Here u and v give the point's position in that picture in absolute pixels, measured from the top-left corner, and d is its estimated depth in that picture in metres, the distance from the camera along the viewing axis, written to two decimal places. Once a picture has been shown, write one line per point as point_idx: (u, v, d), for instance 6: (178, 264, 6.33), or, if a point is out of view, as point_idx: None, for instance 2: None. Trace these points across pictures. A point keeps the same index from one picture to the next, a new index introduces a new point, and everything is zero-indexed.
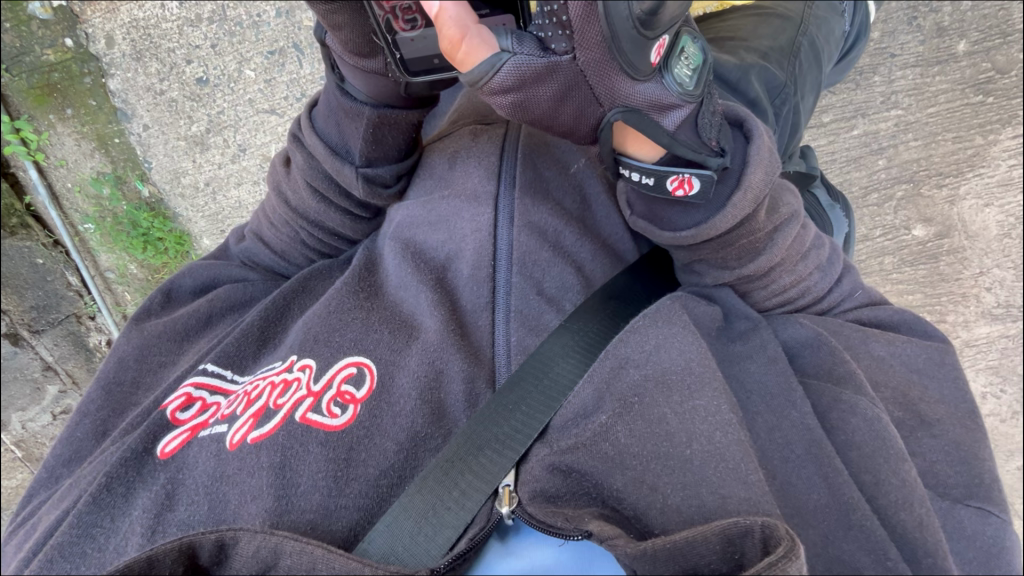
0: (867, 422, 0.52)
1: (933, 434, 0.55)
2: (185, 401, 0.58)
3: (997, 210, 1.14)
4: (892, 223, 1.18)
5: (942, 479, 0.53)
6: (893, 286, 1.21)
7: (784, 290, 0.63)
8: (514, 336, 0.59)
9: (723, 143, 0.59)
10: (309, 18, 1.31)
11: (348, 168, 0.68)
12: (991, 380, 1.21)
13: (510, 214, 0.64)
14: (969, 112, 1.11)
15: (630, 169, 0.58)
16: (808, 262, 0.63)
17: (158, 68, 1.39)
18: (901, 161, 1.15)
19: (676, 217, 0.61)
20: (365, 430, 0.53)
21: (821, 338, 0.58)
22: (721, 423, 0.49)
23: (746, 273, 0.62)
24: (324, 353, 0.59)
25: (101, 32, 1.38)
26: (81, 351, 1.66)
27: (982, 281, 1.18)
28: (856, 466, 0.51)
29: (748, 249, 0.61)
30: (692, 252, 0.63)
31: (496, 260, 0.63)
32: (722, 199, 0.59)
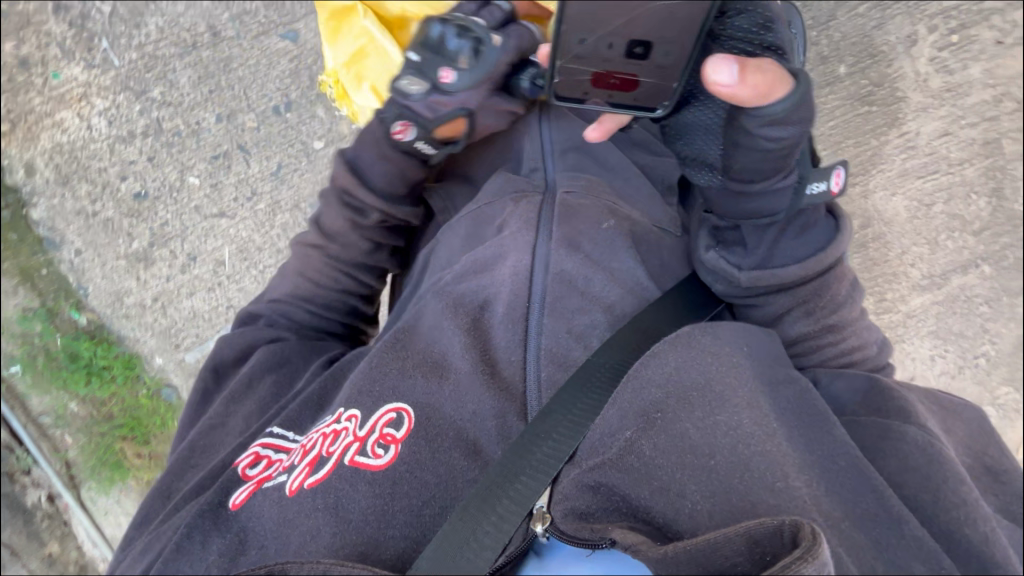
0: (920, 447, 0.56)
1: (1000, 480, 0.61)
2: (253, 458, 0.65)
3: (903, 196, 1.31)
4: None
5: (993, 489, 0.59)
6: None
7: (854, 350, 0.71)
8: (543, 371, 0.62)
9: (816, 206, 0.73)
10: (252, 118, 1.30)
11: (406, 208, 0.88)
12: (935, 343, 1.36)
13: (547, 258, 0.70)
14: (861, 121, 1.30)
15: (811, 187, 0.72)
16: (868, 331, 0.74)
17: (89, 190, 1.33)
18: None
19: (780, 257, 0.71)
20: (406, 467, 0.57)
21: (879, 390, 0.64)
22: (743, 436, 0.52)
23: (825, 325, 0.71)
24: (367, 402, 0.63)
25: (19, 161, 1.34)
26: (19, 513, 1.47)
27: (905, 259, 1.34)
28: (904, 484, 0.54)
29: (829, 299, 0.71)
30: (793, 296, 0.71)
31: (529, 302, 0.66)
32: (827, 238, 0.71)
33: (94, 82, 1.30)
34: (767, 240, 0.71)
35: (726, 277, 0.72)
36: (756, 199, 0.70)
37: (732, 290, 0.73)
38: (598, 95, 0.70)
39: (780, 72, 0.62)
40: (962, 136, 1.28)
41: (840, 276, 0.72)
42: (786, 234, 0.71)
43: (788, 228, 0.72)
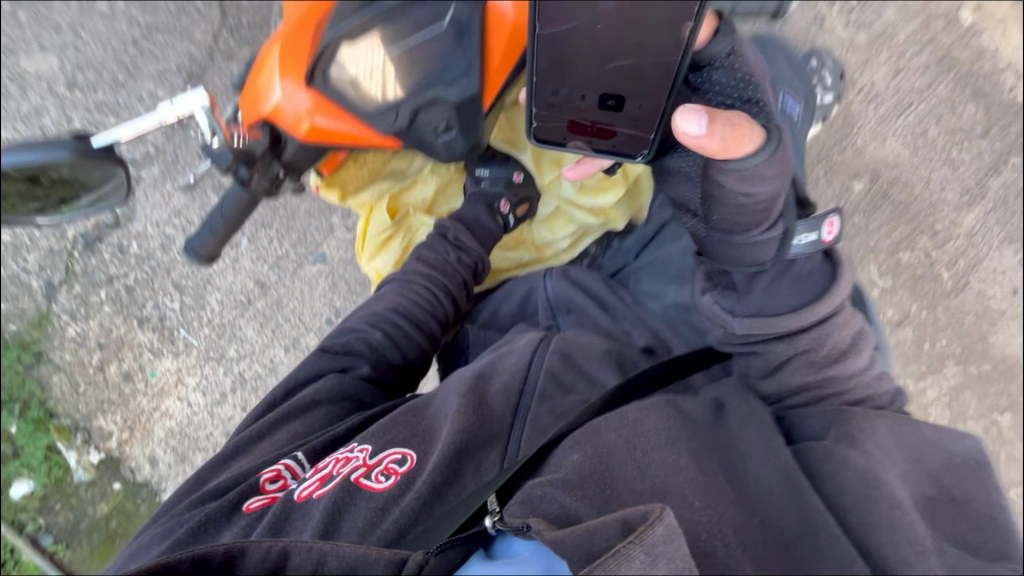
0: (860, 472, 0.62)
1: (960, 507, 0.61)
2: (274, 474, 0.75)
3: (894, 137, 1.41)
4: (834, 192, 1.43)
5: (980, 500, 0.61)
6: (878, 233, 1.43)
7: (856, 397, 0.74)
8: (524, 441, 0.76)
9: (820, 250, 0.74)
10: (313, 337, 1.46)
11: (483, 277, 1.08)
12: (1014, 247, 1.40)
13: (545, 356, 0.87)
14: None
15: (799, 240, 0.73)
16: (878, 374, 0.76)
17: (205, 456, 1.50)
18: None
19: (778, 304, 0.73)
20: (400, 491, 0.70)
21: (839, 413, 0.71)
22: (676, 469, 0.63)
23: (826, 372, 0.74)
24: (385, 437, 0.77)
25: (144, 458, 1.53)
26: None
27: (934, 188, 1.41)
28: (838, 486, 0.62)
29: (828, 349, 0.73)
30: (792, 345, 0.74)
31: (523, 390, 0.82)
32: (823, 282, 0.73)
33: (184, 366, 1.50)
34: (762, 285, 0.74)
35: (722, 322, 0.77)
36: (744, 251, 0.72)
37: (732, 336, 0.77)
38: (577, 140, 0.79)
39: (748, 128, 0.63)
40: (914, 65, 1.39)
41: (844, 324, 0.74)
42: (784, 282, 0.74)
43: (782, 276, 0.74)
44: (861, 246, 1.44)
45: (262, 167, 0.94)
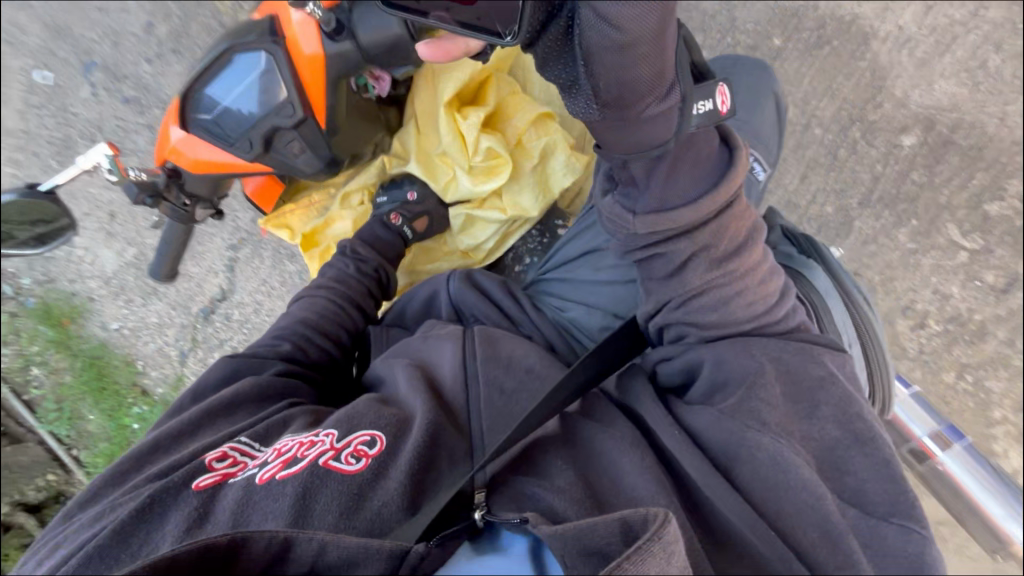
0: (790, 471, 0.63)
1: (849, 471, 0.65)
2: (221, 454, 0.71)
3: (942, 79, 1.24)
4: (882, 151, 1.27)
5: (872, 497, 0.63)
6: (951, 187, 1.23)
7: (750, 308, 0.76)
8: (484, 420, 0.74)
9: (715, 155, 0.77)
10: None
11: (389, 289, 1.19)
12: None
13: (476, 350, 0.82)
14: (835, 60, 1.30)
15: (698, 105, 0.72)
16: (769, 282, 0.78)
17: None
18: (829, 119, 1.30)
19: (680, 195, 0.75)
20: (372, 474, 0.66)
21: (735, 401, 0.69)
22: (644, 469, 0.67)
23: (723, 274, 0.76)
24: (343, 424, 0.73)
25: None
26: None
27: (1012, 123, 1.20)
28: (772, 496, 0.63)
29: (726, 245, 0.77)
30: (693, 241, 0.76)
31: (467, 378, 0.79)
32: (718, 176, 0.76)
33: None
34: (659, 177, 0.75)
35: (625, 224, 0.79)
36: (642, 129, 0.70)
37: (630, 239, 0.80)
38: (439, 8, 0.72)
39: None
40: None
41: (739, 214, 0.78)
42: (683, 167, 0.76)
43: (682, 160, 0.76)
44: (929, 205, 1.24)
45: (168, 197, 1.10)
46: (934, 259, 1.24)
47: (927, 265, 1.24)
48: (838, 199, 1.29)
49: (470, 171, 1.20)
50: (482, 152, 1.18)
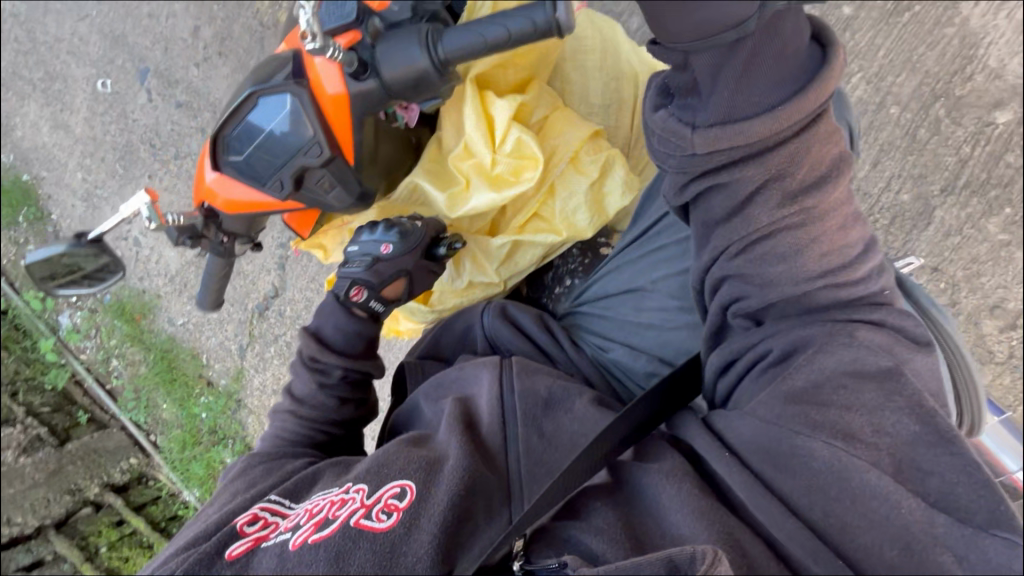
0: (851, 482, 0.52)
1: (932, 470, 0.52)
2: (252, 517, 0.68)
3: None
4: (972, 130, 1.12)
5: (962, 503, 0.50)
6: None
7: (823, 260, 0.61)
8: (522, 448, 0.73)
9: (798, 51, 0.59)
10: None
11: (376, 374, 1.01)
12: None
13: (512, 382, 0.81)
14: (917, 28, 1.15)
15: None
16: (852, 228, 0.63)
17: None
18: (908, 96, 1.16)
19: (749, 103, 0.59)
20: (405, 529, 0.62)
21: (793, 401, 0.58)
22: (682, 494, 0.58)
23: (793, 216, 0.61)
24: (372, 478, 0.69)
25: None
26: None
27: None
28: (834, 507, 0.52)
29: (807, 173, 0.60)
30: (763, 164, 0.61)
31: (505, 418, 0.77)
32: (811, 78, 0.59)
33: None
34: (731, 83, 0.60)
35: (680, 143, 0.64)
36: (698, 10, 0.55)
37: (688, 161, 0.65)
38: None
39: None
40: None
41: (827, 136, 0.61)
42: (761, 66, 0.59)
43: (765, 55, 0.58)
44: None
45: (207, 236, 1.03)
46: None
47: (1023, 260, 1.10)
48: (917, 186, 1.16)
49: (495, 173, 0.99)
50: (509, 145, 0.98)
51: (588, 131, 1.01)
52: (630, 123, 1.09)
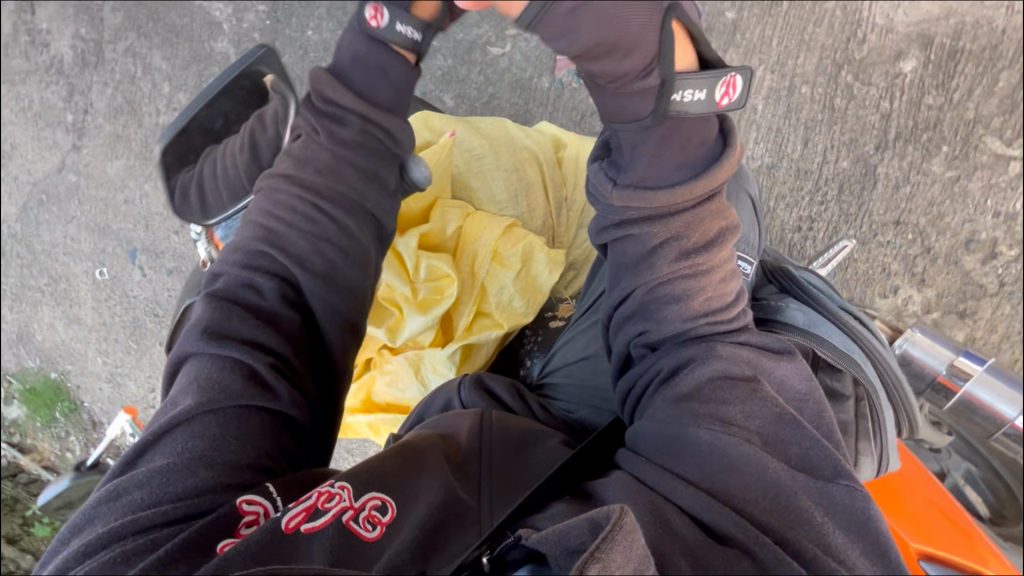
0: (723, 451, 0.55)
1: (795, 430, 0.56)
2: (252, 508, 0.52)
3: None
4: (882, 84, 1.15)
5: (816, 462, 0.54)
6: (976, 95, 1.11)
7: (705, 303, 0.66)
8: (493, 459, 0.65)
9: (700, 139, 0.66)
10: None
11: (197, 394, 0.59)
12: None
13: (491, 418, 0.70)
14: (800, 10, 1.19)
15: (680, 95, 0.63)
16: (730, 281, 0.68)
17: None
18: (815, 72, 1.19)
19: (657, 175, 0.67)
20: (398, 543, 0.51)
21: (679, 402, 0.60)
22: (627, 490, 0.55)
23: (686, 268, 0.67)
24: (364, 478, 0.57)
25: None
26: None
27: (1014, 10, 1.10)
28: (717, 476, 0.54)
29: (699, 236, 0.67)
30: (667, 227, 0.67)
31: (481, 450, 0.66)
32: (706, 166, 0.67)
33: None
34: (645, 155, 0.67)
35: (602, 193, 0.71)
36: (625, 103, 0.63)
37: (608, 209, 0.70)
38: None
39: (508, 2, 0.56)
40: None
41: (717, 211, 0.68)
42: (672, 149, 0.66)
43: (669, 143, 0.66)
44: (956, 124, 1.12)
45: None
46: (983, 180, 1.11)
47: (977, 188, 1.11)
48: (852, 151, 1.18)
49: (417, 300, 0.84)
50: (424, 270, 0.84)
51: (501, 226, 0.87)
52: (544, 203, 0.98)
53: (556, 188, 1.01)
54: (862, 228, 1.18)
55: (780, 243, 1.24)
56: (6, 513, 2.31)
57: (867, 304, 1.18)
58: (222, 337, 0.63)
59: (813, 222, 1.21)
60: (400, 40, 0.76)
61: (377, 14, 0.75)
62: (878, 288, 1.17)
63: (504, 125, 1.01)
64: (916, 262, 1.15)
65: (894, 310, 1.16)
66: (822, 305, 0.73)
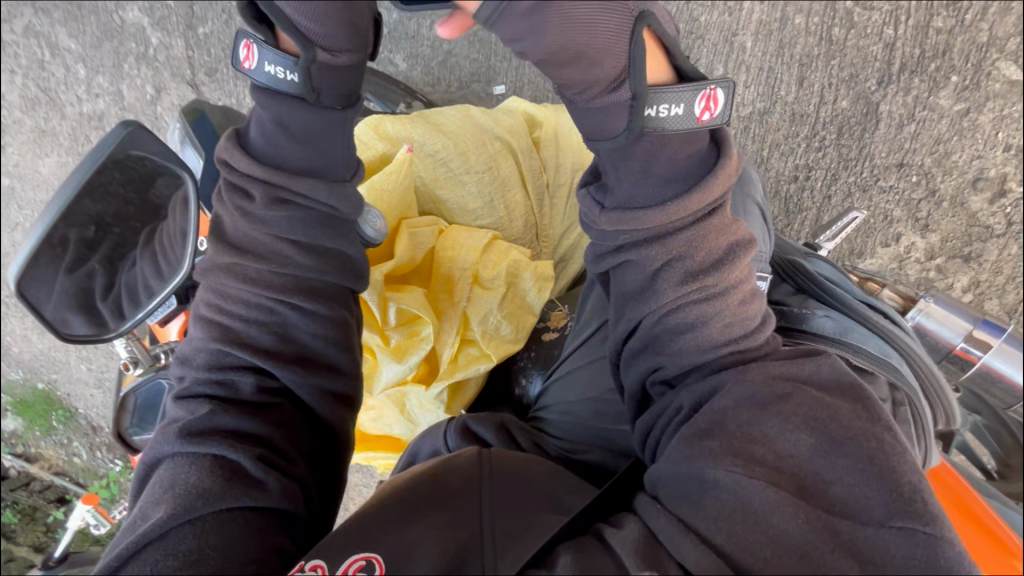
0: (743, 493, 0.45)
1: (844, 455, 0.46)
2: None
3: None
4: (885, 9, 1.03)
5: (867, 503, 0.44)
6: (991, 13, 0.99)
7: (725, 330, 0.56)
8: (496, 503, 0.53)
9: (691, 147, 0.57)
10: None
11: (169, 501, 0.52)
12: None
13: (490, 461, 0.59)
14: None
15: (653, 111, 0.55)
16: (752, 301, 0.58)
17: None
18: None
19: (646, 191, 0.58)
20: None
21: (697, 440, 0.50)
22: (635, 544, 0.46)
23: (694, 292, 0.57)
24: (341, 545, 0.50)
25: None
26: None
27: None
28: (737, 530, 0.45)
29: (705, 255, 0.57)
30: (666, 248, 0.57)
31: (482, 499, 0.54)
32: (700, 177, 0.57)
33: None
34: (632, 172, 0.58)
35: (591, 219, 0.62)
36: (593, 116, 0.56)
37: (601, 236, 0.61)
38: None
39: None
40: None
41: (724, 224, 0.58)
42: (662, 163, 0.57)
43: (654, 158, 0.57)
44: (967, 49, 1.00)
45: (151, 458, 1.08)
46: (994, 111, 1.01)
47: (988, 120, 1.02)
48: (851, 88, 1.06)
49: (392, 347, 0.77)
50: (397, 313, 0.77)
51: (479, 245, 0.80)
52: (524, 201, 0.90)
53: (535, 177, 0.92)
54: (863, 174, 1.09)
55: (775, 196, 1.15)
56: (27, 523, 2.15)
57: (867, 255, 1.13)
58: (203, 434, 0.56)
59: (811, 171, 1.12)
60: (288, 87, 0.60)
61: (250, 54, 0.60)
62: (879, 238, 1.11)
63: (468, 118, 0.91)
64: (920, 207, 1.08)
65: (896, 259, 1.12)
66: (851, 308, 0.68)
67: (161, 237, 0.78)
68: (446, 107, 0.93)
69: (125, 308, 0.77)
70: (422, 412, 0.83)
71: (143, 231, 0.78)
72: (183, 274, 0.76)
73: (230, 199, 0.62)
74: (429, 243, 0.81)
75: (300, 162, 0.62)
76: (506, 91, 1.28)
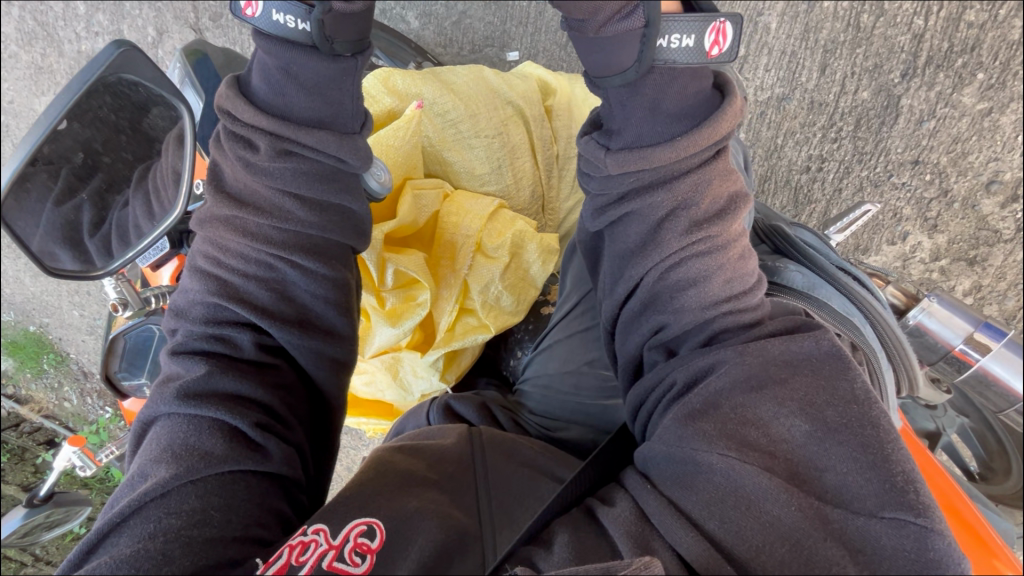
0: (733, 479, 0.46)
1: (838, 441, 0.46)
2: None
3: None
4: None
5: (861, 493, 0.44)
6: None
7: (727, 285, 0.56)
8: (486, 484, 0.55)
9: (700, 80, 0.56)
10: None
11: (170, 459, 0.51)
12: None
13: (484, 442, 0.60)
14: None
15: (665, 42, 0.52)
16: (748, 257, 0.58)
17: None
18: None
19: (655, 128, 0.56)
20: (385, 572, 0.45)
21: (690, 420, 0.50)
22: (625, 523, 0.47)
23: (697, 244, 0.56)
24: (339, 508, 0.51)
25: None
26: None
27: None
28: (729, 514, 0.45)
29: (709, 203, 0.56)
30: (671, 191, 0.56)
31: (476, 482, 0.55)
32: (706, 114, 0.56)
33: None
34: (640, 107, 0.56)
35: (596, 165, 0.59)
36: (602, 50, 0.53)
37: (604, 183, 0.59)
38: None
39: None
40: None
41: (726, 171, 0.57)
42: (670, 99, 0.55)
43: (663, 93, 0.55)
44: (997, 47, 0.97)
45: None
46: (1018, 113, 0.99)
47: (1010, 123, 0.99)
48: (873, 80, 1.03)
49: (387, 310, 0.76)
50: (396, 274, 0.76)
51: (486, 213, 0.78)
52: (533, 165, 0.88)
53: (546, 147, 0.90)
54: (876, 168, 1.07)
55: (785, 185, 1.13)
56: (17, 463, 2.16)
57: (873, 251, 1.13)
58: (201, 395, 0.55)
59: (823, 162, 1.10)
60: (276, 30, 0.56)
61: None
62: (887, 234, 1.11)
63: (479, 77, 0.89)
64: (930, 207, 1.07)
65: (901, 257, 1.11)
66: (819, 265, 0.68)
67: (154, 177, 0.77)
68: (458, 66, 0.91)
69: (114, 246, 0.77)
70: (415, 379, 0.82)
71: (134, 167, 0.76)
72: (175, 217, 0.76)
73: (228, 147, 0.60)
74: (432, 207, 0.79)
75: (307, 112, 0.59)
76: (519, 58, 1.24)
